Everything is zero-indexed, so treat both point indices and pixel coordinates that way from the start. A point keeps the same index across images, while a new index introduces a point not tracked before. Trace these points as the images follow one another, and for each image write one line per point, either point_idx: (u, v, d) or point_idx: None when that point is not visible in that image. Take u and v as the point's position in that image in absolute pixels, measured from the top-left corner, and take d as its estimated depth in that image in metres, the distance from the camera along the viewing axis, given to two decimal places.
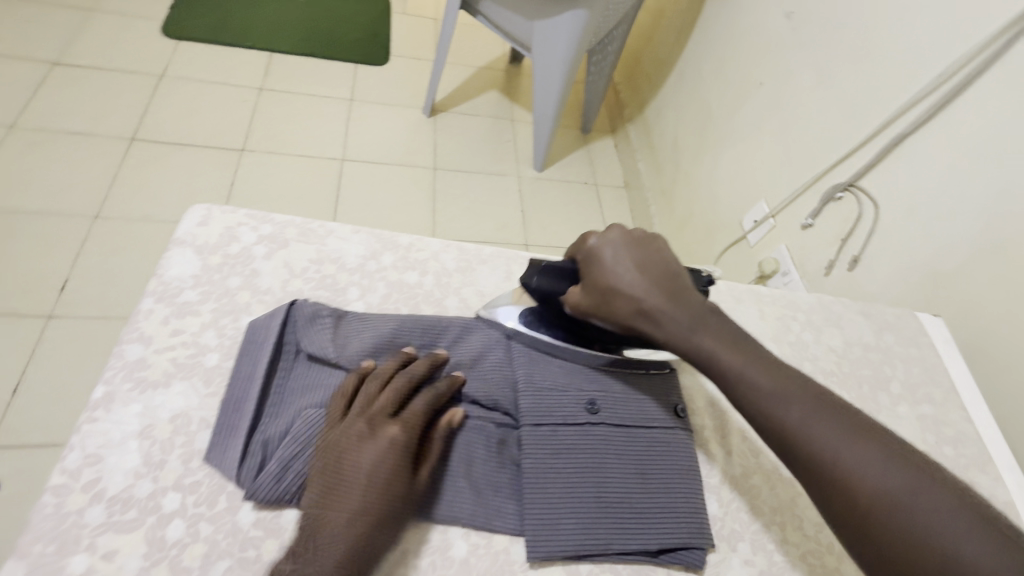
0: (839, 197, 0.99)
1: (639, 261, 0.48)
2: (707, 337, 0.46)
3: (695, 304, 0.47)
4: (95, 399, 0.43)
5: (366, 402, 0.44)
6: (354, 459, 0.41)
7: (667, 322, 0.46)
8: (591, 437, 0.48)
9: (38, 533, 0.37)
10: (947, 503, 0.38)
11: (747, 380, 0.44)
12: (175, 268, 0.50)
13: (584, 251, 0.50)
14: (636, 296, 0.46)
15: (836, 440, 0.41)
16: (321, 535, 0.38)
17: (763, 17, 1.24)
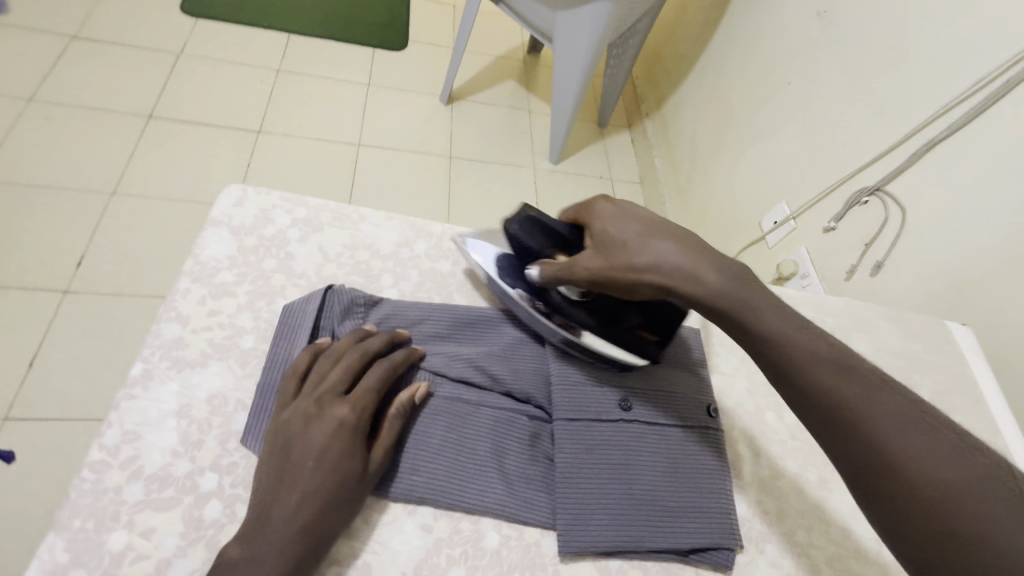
0: (864, 201, 0.97)
1: (654, 222, 0.48)
2: (742, 291, 0.47)
3: (723, 261, 0.48)
4: (133, 376, 0.43)
5: (319, 379, 0.43)
6: (303, 438, 0.40)
7: (702, 275, 0.46)
8: (623, 433, 0.48)
9: (77, 508, 0.37)
10: (1001, 488, 0.38)
11: (799, 355, 0.44)
12: (212, 248, 0.50)
13: (593, 216, 0.50)
14: (666, 253, 0.47)
15: (895, 420, 0.41)
16: (271, 514, 0.37)
17: (793, 15, 1.22)
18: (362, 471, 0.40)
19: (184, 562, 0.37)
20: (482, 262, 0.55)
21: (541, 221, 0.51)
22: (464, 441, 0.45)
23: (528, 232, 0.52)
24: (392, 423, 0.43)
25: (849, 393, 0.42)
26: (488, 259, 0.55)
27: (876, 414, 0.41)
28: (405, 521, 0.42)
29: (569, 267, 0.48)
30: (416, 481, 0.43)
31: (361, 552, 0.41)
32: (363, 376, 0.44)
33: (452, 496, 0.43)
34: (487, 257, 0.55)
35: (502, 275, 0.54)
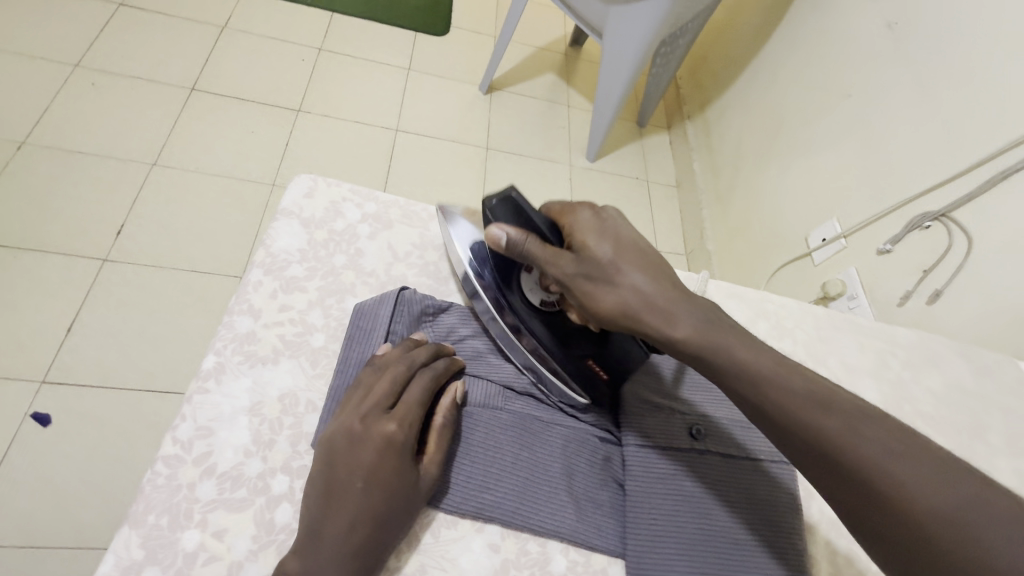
0: (926, 226, 0.94)
1: (635, 247, 0.46)
2: (721, 335, 0.43)
3: (700, 304, 0.45)
4: (206, 369, 0.42)
5: (363, 392, 0.40)
6: (350, 458, 0.36)
7: (675, 313, 0.43)
8: (696, 464, 0.46)
9: (151, 504, 0.36)
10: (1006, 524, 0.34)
11: (776, 384, 0.41)
12: (283, 239, 0.49)
13: (576, 224, 0.47)
14: (639, 283, 0.44)
15: (880, 448, 0.38)
16: (323, 535, 0.34)
17: (859, 25, 1.17)
18: (413, 489, 0.37)
19: (254, 568, 0.36)
20: (456, 238, 0.51)
21: (520, 202, 0.47)
22: (535, 460, 0.44)
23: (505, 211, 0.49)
24: (438, 439, 0.40)
25: (831, 424, 0.39)
26: (462, 236, 0.51)
27: (861, 446, 0.38)
28: (472, 538, 0.41)
29: (538, 259, 0.46)
30: (488, 499, 0.42)
31: (428, 567, 0.39)
32: (407, 389, 0.40)
33: (523, 517, 0.42)
34: (461, 233, 0.51)
35: (471, 249, 0.50)
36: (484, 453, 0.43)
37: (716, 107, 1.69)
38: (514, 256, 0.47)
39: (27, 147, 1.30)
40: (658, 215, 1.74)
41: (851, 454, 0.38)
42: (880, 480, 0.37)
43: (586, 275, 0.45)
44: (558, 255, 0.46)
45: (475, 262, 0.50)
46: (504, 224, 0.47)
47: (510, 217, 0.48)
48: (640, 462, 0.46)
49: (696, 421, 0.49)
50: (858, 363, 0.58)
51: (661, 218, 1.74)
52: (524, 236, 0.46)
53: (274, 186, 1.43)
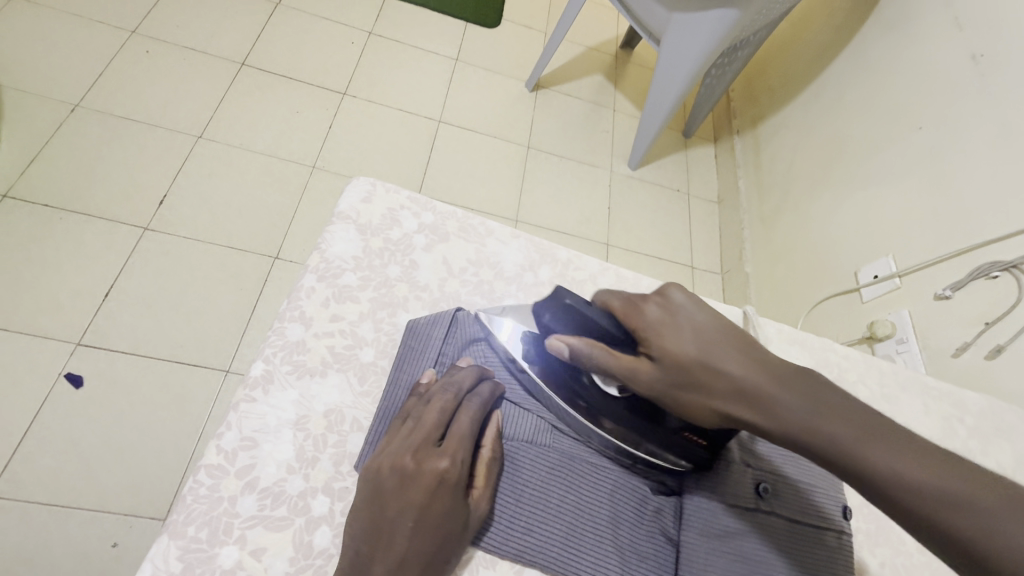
0: (993, 275, 0.88)
1: (718, 333, 0.38)
2: (847, 430, 0.33)
3: (805, 382, 0.36)
4: (253, 376, 0.40)
5: (412, 424, 0.37)
6: (399, 498, 0.34)
7: (781, 408, 0.35)
8: (759, 526, 0.40)
9: (190, 515, 0.34)
10: None
11: (886, 462, 0.32)
12: (339, 246, 0.46)
13: (644, 319, 0.38)
14: (733, 375, 0.36)
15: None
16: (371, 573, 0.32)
17: (939, 54, 1.11)
18: (464, 526, 0.35)
19: None
20: (505, 337, 0.43)
21: (576, 308, 0.39)
22: (580, 504, 0.40)
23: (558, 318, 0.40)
24: (487, 471, 0.38)
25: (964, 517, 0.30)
26: (506, 329, 0.43)
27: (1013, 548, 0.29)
28: None
29: (612, 371, 0.38)
30: (529, 541, 0.38)
31: None
32: (455, 419, 0.37)
33: (564, 563, 0.38)
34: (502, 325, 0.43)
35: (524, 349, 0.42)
36: (526, 492, 0.39)
37: (769, 125, 1.63)
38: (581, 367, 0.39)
39: (80, 110, 1.32)
40: (696, 230, 1.69)
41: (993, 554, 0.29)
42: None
43: (674, 382, 0.37)
44: (634, 364, 0.38)
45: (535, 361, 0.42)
46: (562, 334, 0.40)
47: (565, 325, 0.40)
48: (700, 518, 0.41)
49: (763, 476, 0.42)
50: (922, 427, 0.54)
51: (700, 234, 1.69)
52: (586, 344, 0.39)
53: (314, 168, 1.43)
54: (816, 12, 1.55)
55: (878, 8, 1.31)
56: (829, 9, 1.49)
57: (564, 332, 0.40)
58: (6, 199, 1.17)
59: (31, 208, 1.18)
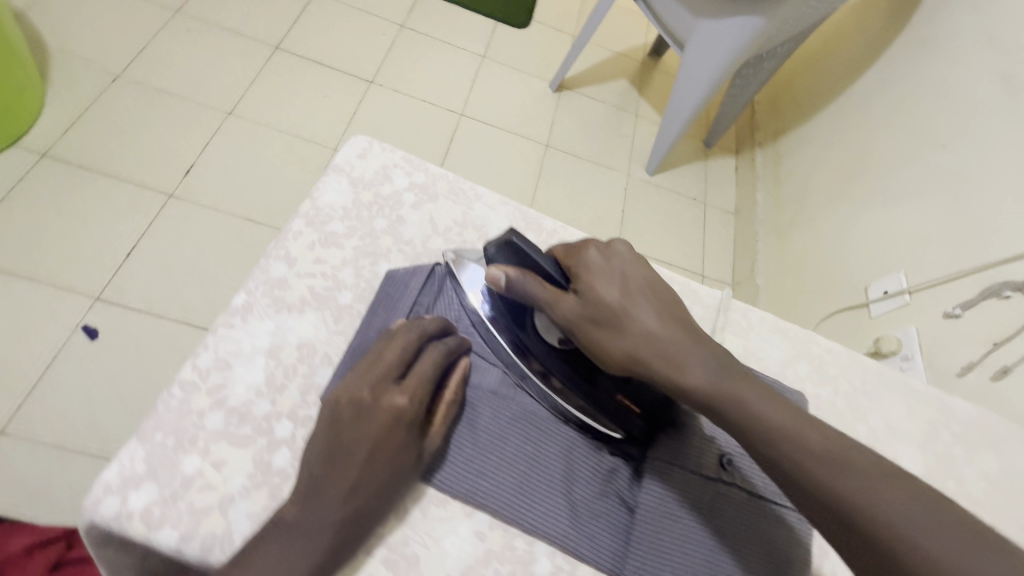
0: (1005, 295, 0.86)
1: (644, 288, 0.40)
2: (734, 383, 0.36)
3: (716, 348, 0.38)
4: (235, 305, 0.40)
5: (373, 358, 0.37)
6: (355, 431, 0.34)
7: (685, 361, 0.37)
8: (721, 498, 0.40)
9: (160, 423, 0.35)
10: (947, 533, 0.31)
11: (786, 431, 0.35)
12: (330, 195, 0.47)
13: (580, 263, 0.41)
14: (646, 324, 0.38)
15: (912, 517, 0.31)
16: (322, 493, 0.33)
17: (969, 73, 1.08)
18: (417, 461, 0.37)
19: (245, 506, 0.35)
20: (474, 294, 0.43)
21: (522, 246, 0.40)
22: (537, 456, 0.40)
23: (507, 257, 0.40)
24: (445, 411, 0.39)
25: (854, 487, 0.32)
26: (475, 284, 0.43)
27: (893, 516, 0.31)
28: (461, 522, 0.38)
29: (537, 301, 0.39)
30: (479, 485, 0.38)
31: (412, 541, 0.37)
32: (417, 362, 0.38)
33: (512, 510, 0.38)
34: (476, 282, 0.43)
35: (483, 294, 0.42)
36: (479, 436, 0.39)
37: (792, 138, 1.62)
38: (514, 297, 0.40)
39: (120, 80, 1.39)
40: (709, 239, 1.68)
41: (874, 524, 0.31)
42: (911, 560, 0.30)
43: (589, 318, 0.38)
44: (559, 295, 0.39)
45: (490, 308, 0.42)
46: (501, 265, 0.40)
47: (508, 257, 0.40)
48: (664, 488, 0.39)
49: (728, 449, 0.42)
50: (904, 429, 0.53)
51: (713, 243, 1.68)
52: (523, 274, 0.40)
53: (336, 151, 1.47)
54: (847, 26, 1.53)
55: (910, 25, 1.29)
56: (861, 25, 1.47)
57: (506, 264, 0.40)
58: (44, 158, 1.24)
59: (67, 168, 1.24)
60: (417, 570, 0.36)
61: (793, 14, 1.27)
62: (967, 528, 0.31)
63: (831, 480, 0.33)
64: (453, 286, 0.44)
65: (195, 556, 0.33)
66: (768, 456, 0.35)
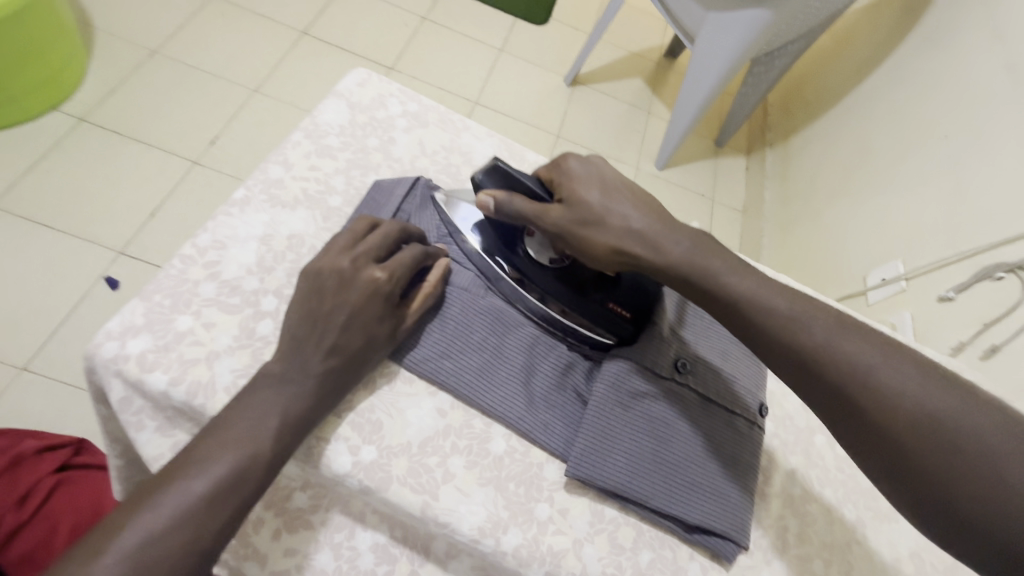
0: (998, 277, 0.85)
1: (622, 187, 0.43)
2: (708, 260, 0.41)
3: (690, 232, 0.42)
4: (235, 199, 0.45)
5: (355, 240, 0.41)
6: (338, 295, 0.38)
7: (665, 246, 0.41)
8: (669, 395, 0.43)
9: (160, 287, 0.39)
10: (895, 364, 0.36)
11: (752, 299, 0.40)
12: (329, 114, 0.51)
13: (562, 173, 0.43)
14: (628, 217, 0.41)
15: (867, 357, 0.37)
16: (301, 348, 0.37)
17: (973, 65, 1.09)
18: (391, 336, 0.40)
19: (229, 362, 0.38)
20: (469, 235, 0.46)
21: (507, 169, 0.43)
22: (501, 349, 0.43)
23: (494, 182, 0.44)
24: (426, 293, 0.42)
25: (817, 340, 0.37)
26: (466, 222, 0.46)
27: (849, 360, 0.37)
28: (424, 399, 0.41)
29: (527, 218, 0.42)
30: (444, 365, 0.41)
31: (377, 409, 0.40)
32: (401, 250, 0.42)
33: (472, 391, 0.41)
34: (464, 220, 0.46)
35: (474, 227, 0.46)
36: (448, 324, 0.43)
37: (802, 136, 1.63)
38: (504, 220, 0.44)
39: (157, 56, 1.48)
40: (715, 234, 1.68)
41: (834, 364, 0.37)
42: (865, 390, 0.36)
43: (577, 222, 0.41)
44: (545, 207, 0.42)
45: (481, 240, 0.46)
46: (490, 189, 0.44)
47: (495, 182, 0.44)
48: (619, 382, 0.42)
49: (684, 355, 0.45)
50: None
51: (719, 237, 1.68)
52: (510, 196, 0.43)
53: None
54: (858, 27, 1.55)
55: (920, 22, 1.30)
56: (874, 24, 1.49)
57: (494, 188, 0.44)
58: (82, 122, 1.32)
59: (103, 132, 1.33)
60: (380, 434, 0.39)
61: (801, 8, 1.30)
62: (914, 362, 0.37)
63: (797, 332, 0.38)
64: (439, 214, 0.47)
65: (182, 399, 0.36)
66: (739, 319, 0.40)
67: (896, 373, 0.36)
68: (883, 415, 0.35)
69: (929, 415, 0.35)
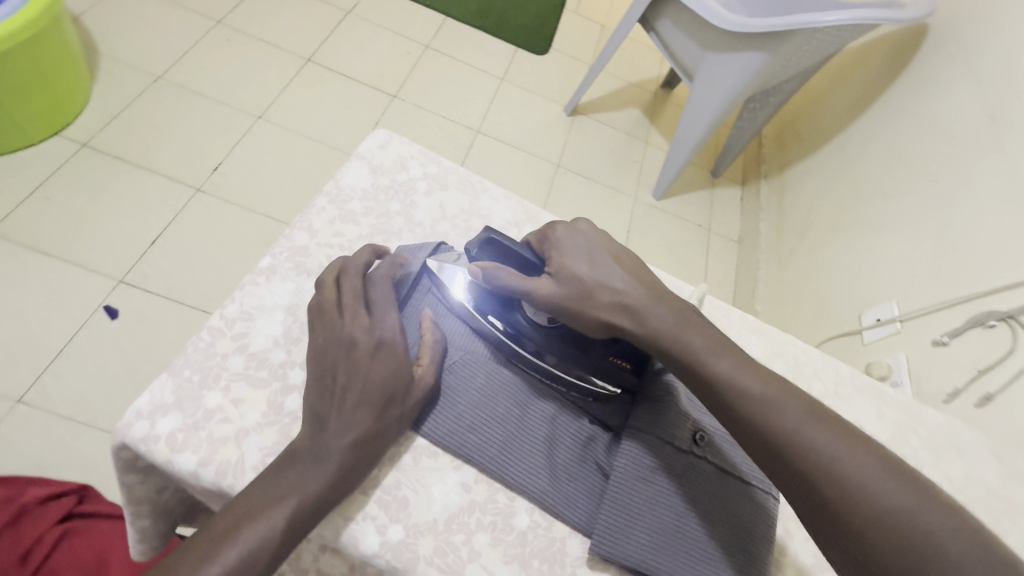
0: (990, 325, 0.88)
1: (607, 256, 0.45)
2: (690, 334, 0.43)
3: (677, 304, 0.44)
4: (261, 267, 0.46)
5: (343, 298, 0.42)
6: (352, 358, 0.39)
7: (650, 317, 0.43)
8: (690, 467, 0.43)
9: (189, 361, 0.40)
10: (859, 457, 0.37)
11: (734, 383, 0.41)
12: (351, 177, 0.52)
13: (550, 244, 0.46)
14: (617, 290, 0.43)
15: (833, 447, 0.37)
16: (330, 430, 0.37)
17: (960, 111, 1.13)
18: (405, 402, 0.40)
19: (258, 440, 0.38)
20: (456, 290, 0.46)
21: (497, 240, 0.44)
22: (523, 421, 0.43)
23: (485, 253, 0.45)
24: (431, 354, 0.43)
25: (786, 425, 0.38)
26: (454, 281, 0.47)
27: (816, 449, 0.37)
28: (449, 473, 0.41)
29: (519, 290, 0.43)
30: (468, 439, 0.42)
31: (403, 485, 0.40)
32: (373, 294, 0.43)
33: (496, 465, 0.42)
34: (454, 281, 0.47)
35: (465, 288, 0.46)
36: (473, 395, 0.43)
37: (796, 170, 1.67)
38: (495, 290, 0.44)
39: (162, 82, 1.48)
40: (713, 264, 1.70)
41: (801, 451, 0.37)
42: (830, 479, 0.36)
43: (569, 295, 0.43)
44: (537, 280, 0.43)
45: (474, 301, 0.46)
46: (482, 261, 0.45)
47: (486, 252, 0.45)
48: (640, 456, 0.43)
49: (703, 427, 0.46)
50: (873, 430, 0.58)
51: (716, 267, 1.70)
52: (499, 267, 0.44)
53: None
54: (850, 67, 1.60)
55: (909, 66, 1.35)
56: (864, 65, 1.53)
57: (485, 259, 0.45)
58: (85, 148, 1.32)
59: (106, 158, 1.32)
60: (406, 512, 0.39)
61: (795, 51, 1.34)
62: (882, 460, 0.37)
63: (770, 419, 0.39)
64: (429, 278, 0.47)
65: (211, 480, 0.37)
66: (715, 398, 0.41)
67: (858, 466, 0.36)
68: (846, 508, 0.35)
69: (888, 513, 0.34)
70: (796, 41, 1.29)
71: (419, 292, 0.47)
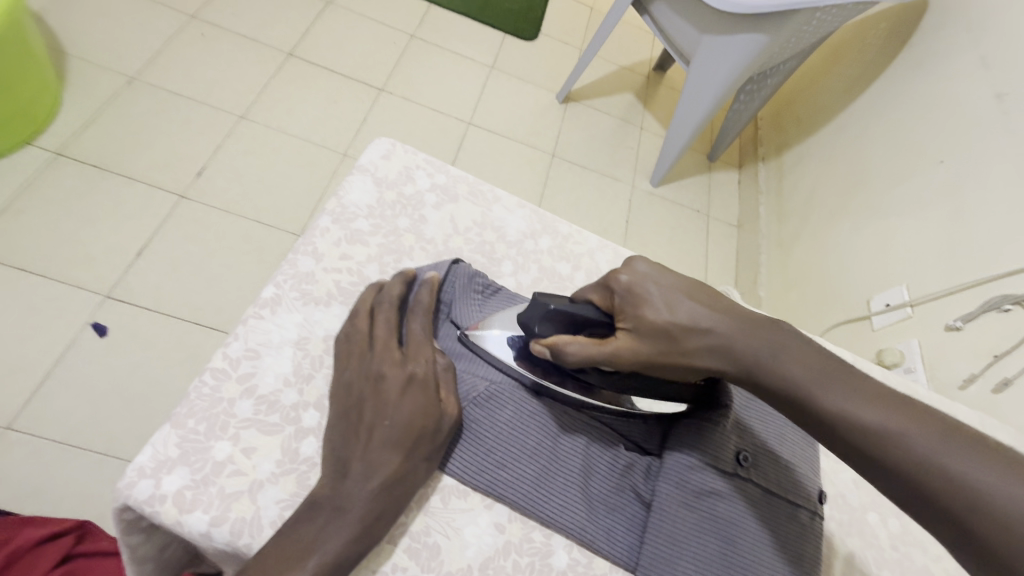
0: (1005, 309, 0.86)
1: (678, 289, 0.41)
2: (788, 364, 0.39)
3: (741, 315, 0.41)
4: (264, 298, 0.43)
5: (369, 339, 0.40)
6: (386, 403, 0.36)
7: (740, 349, 0.40)
8: (734, 489, 0.41)
9: (192, 410, 0.37)
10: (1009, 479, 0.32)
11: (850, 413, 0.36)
12: (355, 193, 0.50)
13: (619, 294, 0.41)
14: (699, 323, 0.40)
15: (975, 473, 0.32)
16: (353, 484, 0.34)
17: (966, 91, 1.11)
18: (435, 435, 0.37)
19: (274, 493, 0.36)
20: (501, 351, 0.43)
21: (564, 310, 0.40)
22: (556, 453, 0.41)
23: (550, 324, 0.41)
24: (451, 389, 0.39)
25: (913, 456, 0.34)
26: (502, 346, 0.43)
27: (954, 478, 0.33)
28: (481, 513, 0.39)
29: (597, 360, 0.39)
30: (499, 477, 0.40)
31: (433, 531, 0.38)
32: (408, 329, 0.41)
33: (530, 503, 0.39)
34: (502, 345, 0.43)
35: (518, 352, 0.43)
36: (501, 430, 0.41)
37: (795, 152, 1.64)
38: (568, 364, 0.41)
39: (136, 83, 1.41)
40: (713, 251, 1.68)
41: (937, 482, 0.33)
42: (977, 512, 0.31)
43: (654, 352, 0.39)
44: (614, 347, 0.39)
45: (520, 359, 0.43)
46: (548, 333, 0.41)
47: (552, 325, 0.41)
48: (681, 480, 0.40)
49: (744, 447, 0.43)
50: None
51: (716, 254, 1.68)
52: (570, 338, 0.40)
53: (344, 156, 1.49)
54: (848, 45, 1.57)
55: (910, 44, 1.32)
56: (862, 43, 1.50)
57: (552, 331, 0.41)
58: (59, 158, 1.26)
59: (82, 167, 1.26)
60: (439, 560, 0.37)
61: (796, 31, 1.30)
62: None
63: (889, 448, 0.34)
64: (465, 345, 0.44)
65: (225, 540, 0.34)
66: (829, 431, 0.37)
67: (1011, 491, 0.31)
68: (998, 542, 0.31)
69: None
70: (796, 20, 1.24)
71: (444, 320, 0.46)
